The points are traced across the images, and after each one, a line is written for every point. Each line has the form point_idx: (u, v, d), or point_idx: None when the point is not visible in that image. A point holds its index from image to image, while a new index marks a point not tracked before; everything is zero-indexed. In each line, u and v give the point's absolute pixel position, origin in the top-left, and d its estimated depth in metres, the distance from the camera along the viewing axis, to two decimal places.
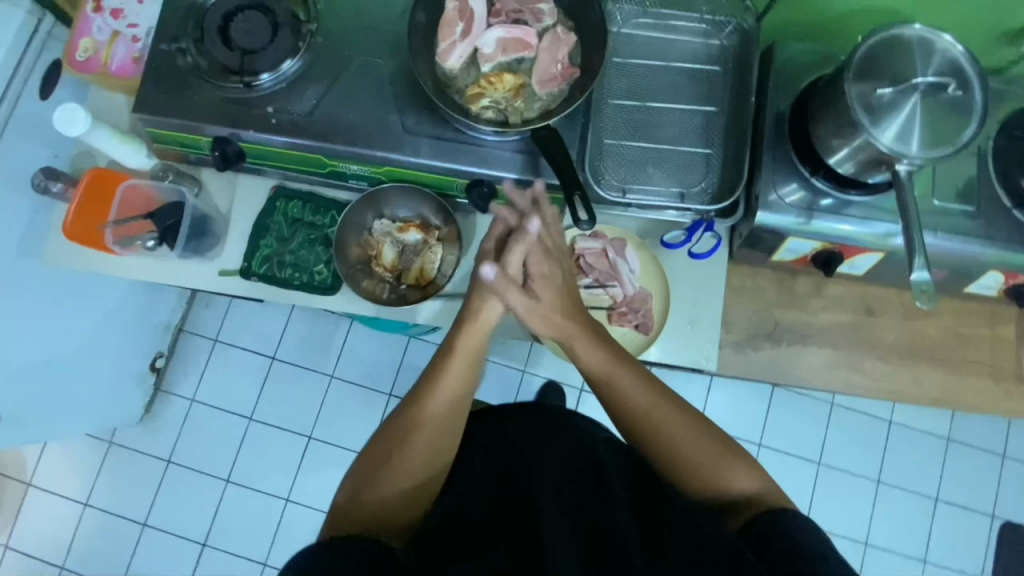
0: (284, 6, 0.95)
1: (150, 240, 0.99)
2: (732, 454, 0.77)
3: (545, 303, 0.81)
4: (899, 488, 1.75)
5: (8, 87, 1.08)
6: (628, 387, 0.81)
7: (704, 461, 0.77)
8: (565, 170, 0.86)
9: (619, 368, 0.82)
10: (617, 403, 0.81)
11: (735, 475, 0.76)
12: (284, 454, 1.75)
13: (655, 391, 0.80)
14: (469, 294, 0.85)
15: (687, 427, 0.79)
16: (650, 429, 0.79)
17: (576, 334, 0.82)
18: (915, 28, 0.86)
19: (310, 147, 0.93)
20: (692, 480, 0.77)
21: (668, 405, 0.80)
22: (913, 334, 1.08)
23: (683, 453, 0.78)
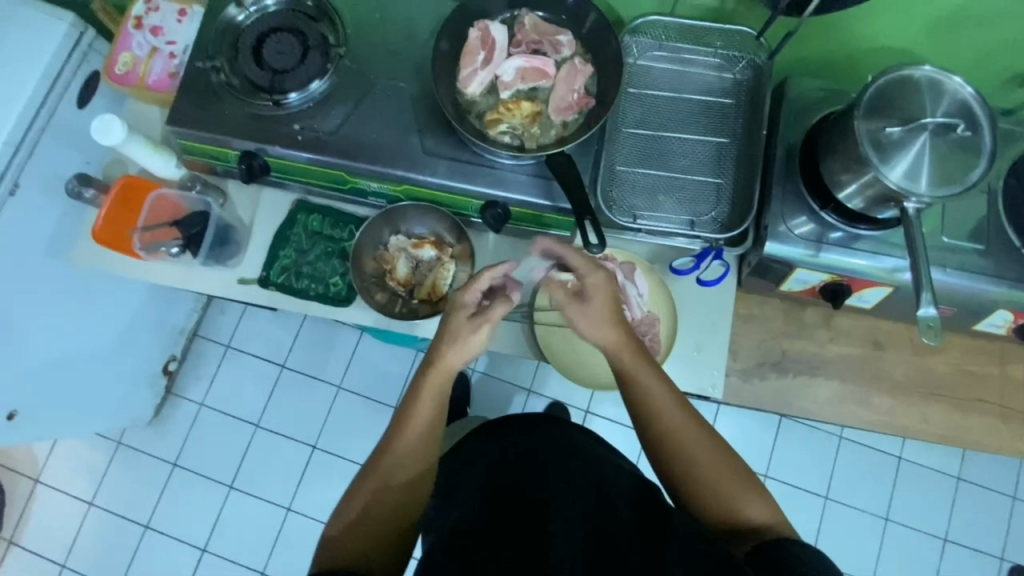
0: (316, 30, 1.00)
1: (174, 247, 1.02)
2: (749, 482, 0.78)
3: (597, 310, 0.83)
4: (907, 526, 1.72)
5: (47, 91, 1.10)
6: (657, 397, 0.81)
7: (720, 484, 0.77)
8: (578, 196, 0.89)
9: (651, 381, 0.81)
10: (649, 418, 0.81)
11: (748, 503, 0.77)
12: (288, 463, 1.76)
13: (685, 410, 0.81)
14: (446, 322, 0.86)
15: (709, 452, 0.79)
16: (673, 448, 0.79)
17: (616, 340, 0.83)
18: (925, 70, 0.88)
19: (333, 164, 0.97)
20: (705, 503, 0.78)
21: (695, 428, 0.80)
22: (921, 370, 1.08)
23: (702, 476, 0.78)
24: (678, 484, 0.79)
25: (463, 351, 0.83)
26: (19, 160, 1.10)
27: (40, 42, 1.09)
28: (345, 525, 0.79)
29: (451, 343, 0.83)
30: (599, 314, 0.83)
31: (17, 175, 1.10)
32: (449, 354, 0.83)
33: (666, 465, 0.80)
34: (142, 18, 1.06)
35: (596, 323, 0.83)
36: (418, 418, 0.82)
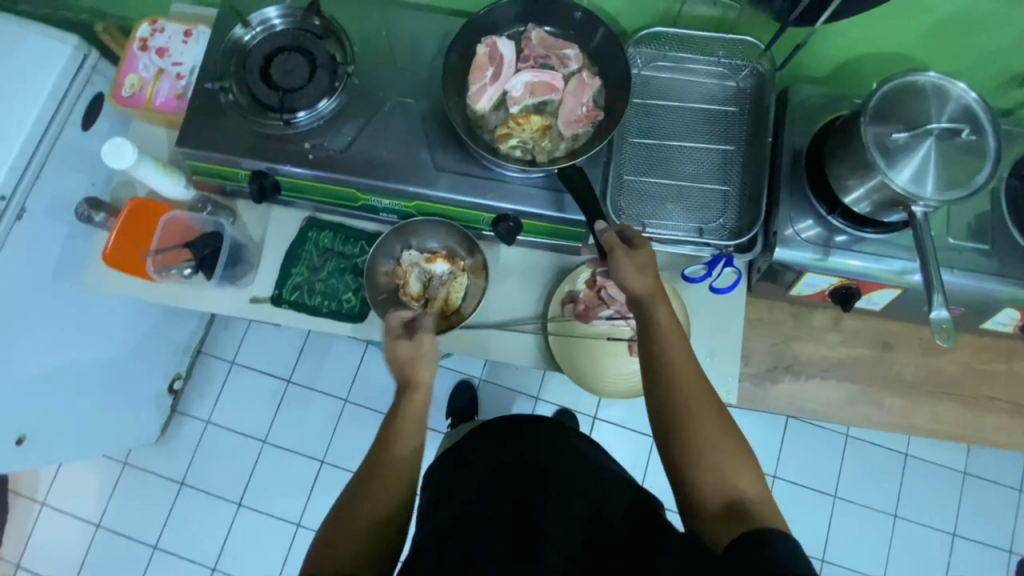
0: (323, 48, 1.00)
1: (187, 268, 1.01)
2: (744, 456, 0.75)
3: (644, 258, 0.85)
4: (916, 523, 1.73)
5: (52, 114, 1.10)
6: (674, 354, 0.80)
7: (718, 452, 0.75)
8: (590, 207, 0.89)
9: (668, 343, 0.81)
10: (658, 374, 0.80)
11: (739, 478, 0.74)
12: (297, 478, 1.75)
13: (694, 371, 0.80)
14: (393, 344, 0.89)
15: (709, 420, 0.76)
16: (675, 408, 0.77)
17: (658, 295, 0.84)
18: (930, 76, 0.89)
19: (344, 182, 0.97)
20: (698, 474, 0.74)
21: (701, 391, 0.78)
22: (931, 369, 1.09)
23: (699, 442, 0.75)
24: (672, 449, 0.77)
25: (429, 364, 0.89)
26: (26, 184, 1.09)
27: (45, 65, 1.09)
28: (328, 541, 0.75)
29: (417, 360, 0.88)
30: (644, 265, 0.84)
31: (23, 199, 1.09)
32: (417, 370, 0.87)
33: (665, 428, 0.78)
34: (148, 39, 1.06)
35: (640, 273, 0.84)
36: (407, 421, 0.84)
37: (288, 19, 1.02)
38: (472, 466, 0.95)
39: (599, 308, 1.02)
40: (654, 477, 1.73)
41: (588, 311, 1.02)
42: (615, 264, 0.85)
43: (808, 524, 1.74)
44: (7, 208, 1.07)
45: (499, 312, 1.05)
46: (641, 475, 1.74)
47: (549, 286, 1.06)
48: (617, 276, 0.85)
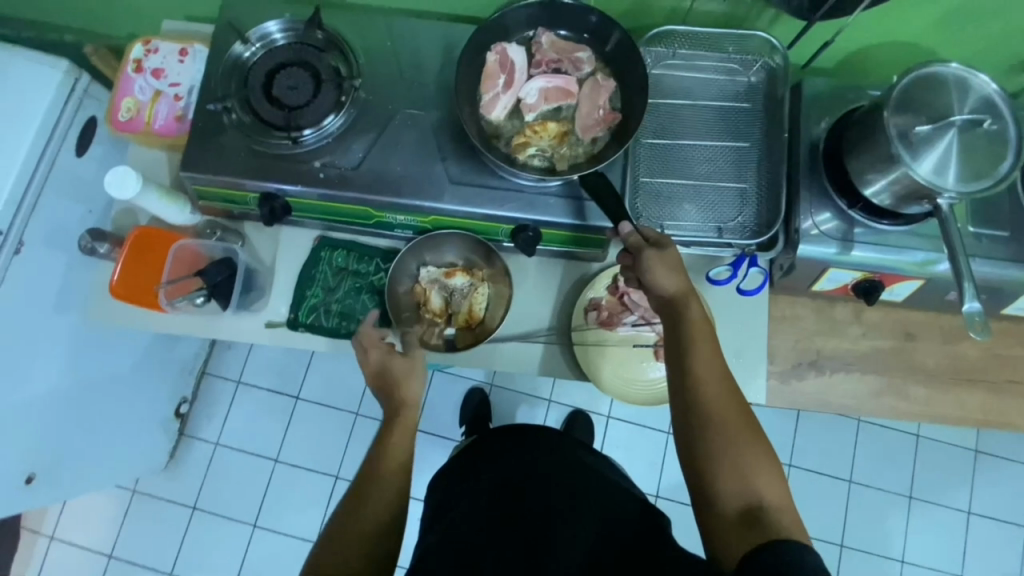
0: (326, 62, 0.97)
1: (199, 297, 0.98)
2: (767, 457, 0.73)
3: (668, 260, 0.82)
4: (932, 503, 1.75)
5: (46, 143, 1.06)
6: (702, 353, 0.78)
7: (742, 457, 0.72)
8: (613, 213, 0.87)
9: (697, 341, 0.78)
10: (685, 370, 0.77)
11: (762, 482, 0.71)
12: (311, 496, 1.72)
13: (722, 371, 0.77)
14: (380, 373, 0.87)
15: (733, 420, 0.74)
16: (697, 404, 0.75)
17: (686, 295, 0.81)
18: (952, 67, 0.89)
19: (357, 200, 0.94)
20: (717, 473, 0.72)
21: (728, 390, 0.76)
22: (954, 357, 1.09)
23: (722, 441, 0.73)
24: (694, 446, 0.74)
25: (418, 380, 0.87)
26: (22, 217, 1.04)
27: (34, 92, 1.05)
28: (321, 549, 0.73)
29: (407, 376, 0.86)
30: (673, 265, 0.82)
31: (21, 233, 1.05)
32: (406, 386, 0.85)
33: (688, 425, 0.75)
34: (142, 60, 1.03)
35: (670, 272, 0.82)
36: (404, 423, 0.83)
37: (289, 33, 0.98)
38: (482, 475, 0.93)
39: (623, 315, 1.01)
40: (672, 473, 1.73)
41: (612, 318, 1.00)
42: (645, 264, 0.82)
43: (826, 510, 1.75)
44: (5, 243, 1.03)
45: (522, 323, 1.03)
46: (659, 472, 1.73)
47: (570, 294, 1.05)
48: (645, 274, 0.83)
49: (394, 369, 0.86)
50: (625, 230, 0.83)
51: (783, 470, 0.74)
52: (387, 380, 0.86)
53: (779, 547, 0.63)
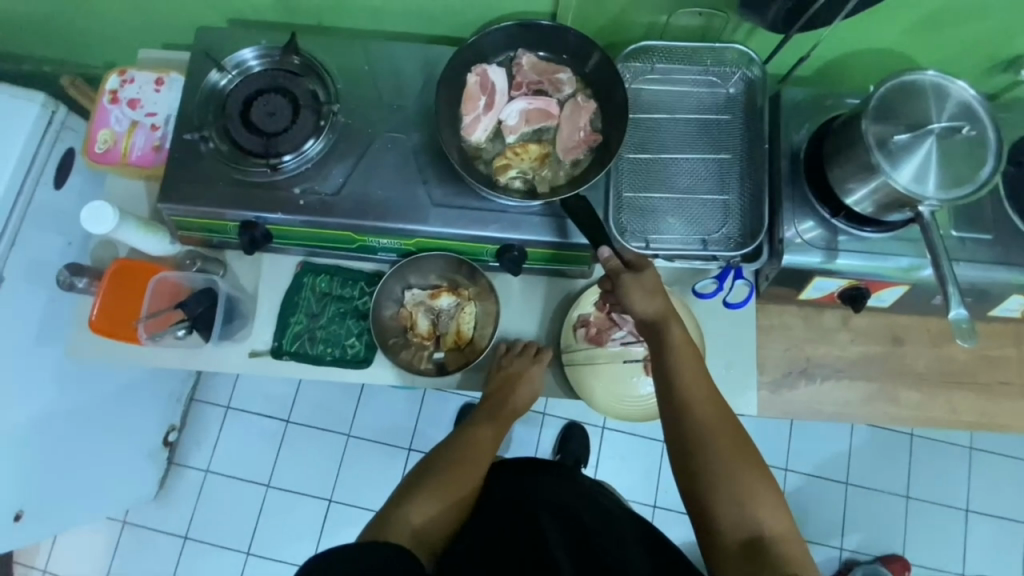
0: (304, 88, 0.96)
1: (181, 329, 0.97)
2: (766, 484, 0.73)
3: (648, 283, 0.82)
4: (929, 502, 1.75)
5: (23, 178, 1.04)
6: (691, 378, 0.78)
7: (741, 484, 0.72)
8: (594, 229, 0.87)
9: (684, 367, 0.78)
10: (680, 404, 0.77)
11: (761, 507, 0.71)
12: (305, 521, 1.70)
13: (711, 394, 0.78)
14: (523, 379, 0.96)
15: (730, 450, 0.74)
16: (693, 436, 0.75)
17: (669, 317, 0.81)
18: (929, 75, 0.89)
19: (340, 226, 0.93)
20: (718, 507, 0.72)
21: (721, 419, 0.76)
22: (943, 360, 1.10)
23: (721, 473, 0.73)
24: (694, 479, 0.74)
25: (528, 401, 0.97)
26: None
27: (9, 126, 1.03)
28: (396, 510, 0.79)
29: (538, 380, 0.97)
30: (651, 288, 0.82)
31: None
32: (522, 399, 0.96)
33: (685, 459, 0.75)
34: (118, 91, 1.01)
35: (645, 294, 0.82)
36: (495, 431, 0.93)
37: (265, 60, 0.98)
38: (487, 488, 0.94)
39: (612, 329, 1.01)
40: (669, 483, 1.72)
41: (600, 333, 1.00)
42: (622, 289, 0.83)
43: (825, 514, 1.75)
44: None
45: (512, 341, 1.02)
46: (656, 482, 1.72)
47: (558, 310, 1.04)
48: (624, 299, 0.83)
49: (527, 376, 0.96)
50: (603, 254, 0.82)
51: (783, 496, 0.73)
52: (508, 383, 0.96)
53: None
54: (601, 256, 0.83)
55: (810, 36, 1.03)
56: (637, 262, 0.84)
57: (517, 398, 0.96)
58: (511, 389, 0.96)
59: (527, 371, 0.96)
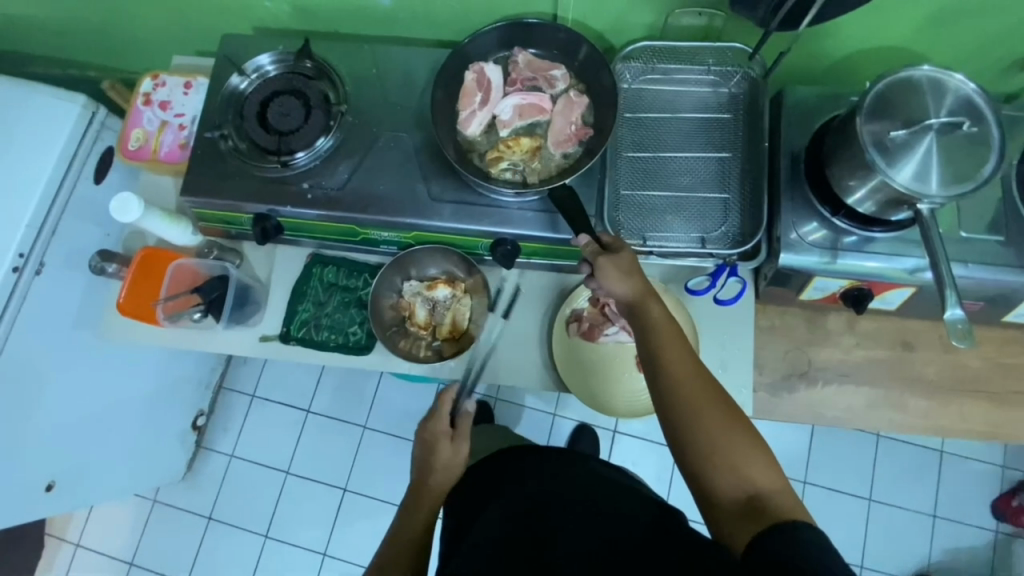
0: (316, 89, 1.03)
1: (196, 313, 1.03)
2: (753, 443, 0.71)
3: (623, 259, 0.84)
4: (958, 523, 1.66)
5: (65, 173, 1.15)
6: (671, 350, 0.77)
7: (731, 446, 0.70)
8: (577, 221, 0.89)
9: (664, 340, 0.78)
10: (664, 377, 0.76)
11: (754, 468, 0.69)
12: (320, 508, 1.76)
13: (693, 363, 0.76)
14: (422, 439, 0.95)
15: (714, 413, 0.72)
16: (677, 405, 0.73)
17: (648, 294, 0.82)
18: (923, 70, 0.88)
19: (344, 218, 0.99)
20: (710, 472, 0.70)
21: (704, 386, 0.74)
22: (955, 367, 1.06)
23: (709, 439, 0.71)
24: (684, 449, 0.72)
25: (445, 468, 0.94)
26: (43, 241, 1.13)
27: (55, 125, 1.14)
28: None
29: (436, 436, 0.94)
30: (628, 268, 0.83)
31: (42, 254, 1.14)
32: (437, 469, 0.94)
33: (673, 432, 0.73)
34: (150, 94, 1.11)
35: (624, 275, 0.83)
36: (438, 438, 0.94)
37: (281, 64, 1.05)
38: (490, 501, 0.92)
39: (604, 325, 1.02)
40: (680, 489, 1.70)
41: (593, 329, 1.02)
42: (599, 269, 0.84)
43: (844, 530, 1.68)
44: (27, 263, 1.12)
45: (506, 334, 1.05)
46: (666, 488, 1.70)
47: (553, 306, 1.06)
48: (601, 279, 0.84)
49: (438, 437, 0.95)
50: (580, 240, 0.85)
51: (771, 453, 0.71)
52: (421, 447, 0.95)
53: (782, 533, 0.61)
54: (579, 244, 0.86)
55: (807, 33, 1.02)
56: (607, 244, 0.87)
57: (431, 457, 0.94)
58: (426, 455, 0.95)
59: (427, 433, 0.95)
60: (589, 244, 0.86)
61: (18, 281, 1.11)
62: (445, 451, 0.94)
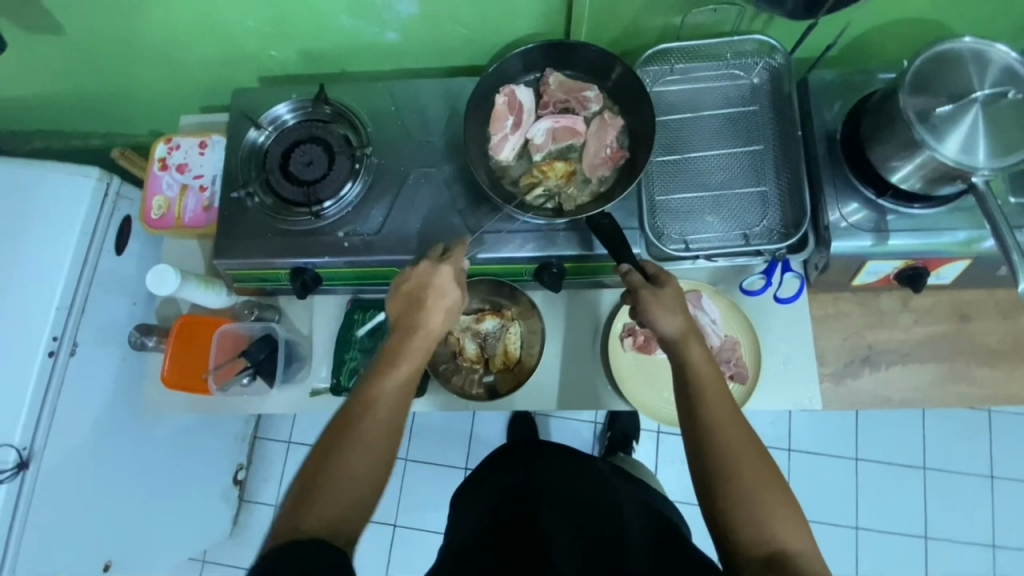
0: (336, 133, 1.01)
1: (245, 376, 1.02)
2: (784, 501, 0.69)
3: (668, 293, 0.81)
4: (1015, 480, 1.64)
5: (87, 248, 1.13)
6: (709, 393, 0.75)
7: (758, 499, 0.69)
8: (616, 241, 0.88)
9: (704, 387, 0.76)
10: (705, 425, 0.74)
11: (780, 525, 0.68)
12: (374, 549, 1.70)
13: (730, 410, 0.75)
14: (423, 277, 0.82)
15: (749, 465, 0.71)
16: (709, 453, 0.72)
17: (688, 333, 0.79)
18: (966, 42, 0.86)
19: (384, 262, 0.97)
20: (734, 523, 0.68)
21: (746, 440, 0.72)
22: (1016, 333, 1.04)
23: (740, 493, 0.69)
24: (713, 495, 0.70)
25: (447, 314, 0.81)
26: (74, 320, 1.11)
27: (72, 202, 1.12)
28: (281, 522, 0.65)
29: (447, 276, 0.81)
30: (674, 304, 0.80)
31: (74, 334, 1.11)
32: (435, 314, 0.79)
33: (705, 477, 0.72)
34: (166, 158, 1.08)
35: (669, 312, 0.79)
36: (445, 283, 0.81)
37: (298, 112, 1.03)
38: (490, 488, 1.00)
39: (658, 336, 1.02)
40: None
41: (648, 342, 1.01)
42: (641, 304, 0.81)
43: (903, 503, 1.65)
44: (61, 345, 1.09)
45: (560, 356, 1.03)
46: None
47: (606, 322, 1.04)
48: (643, 315, 0.81)
49: (434, 287, 0.81)
50: (621, 269, 0.83)
51: (801, 513, 0.70)
52: (417, 294, 0.81)
53: None
54: (623, 274, 0.84)
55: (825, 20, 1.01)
56: (645, 269, 0.85)
57: (431, 306, 0.80)
58: (420, 304, 0.80)
59: (433, 282, 0.81)
60: (627, 274, 0.83)
61: (54, 365, 1.08)
62: (453, 295, 0.81)
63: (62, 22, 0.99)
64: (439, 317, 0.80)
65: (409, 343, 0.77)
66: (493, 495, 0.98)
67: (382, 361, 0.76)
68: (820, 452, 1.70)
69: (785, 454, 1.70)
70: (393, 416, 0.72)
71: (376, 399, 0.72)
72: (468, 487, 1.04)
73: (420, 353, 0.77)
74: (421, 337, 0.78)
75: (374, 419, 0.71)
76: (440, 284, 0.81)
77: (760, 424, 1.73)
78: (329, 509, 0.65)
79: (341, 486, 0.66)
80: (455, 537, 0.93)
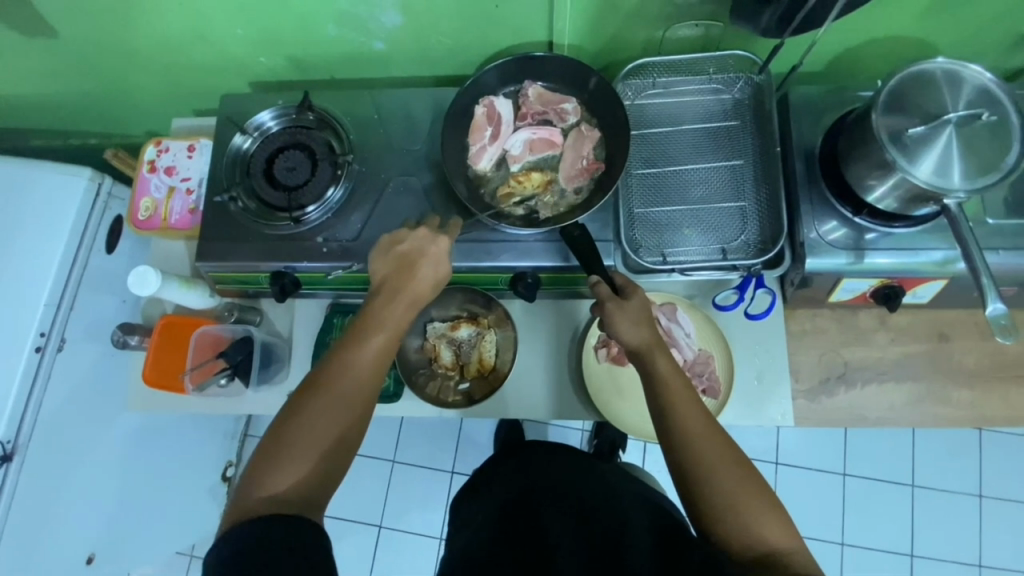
0: (319, 140, 1.02)
1: (223, 377, 1.03)
2: (766, 501, 0.69)
3: (635, 305, 0.82)
4: (1004, 500, 1.63)
5: (77, 247, 1.15)
6: (681, 403, 0.76)
7: (741, 502, 0.69)
8: (587, 255, 0.89)
9: (674, 399, 0.76)
10: (679, 437, 0.74)
11: (766, 526, 0.68)
12: (359, 549, 1.71)
13: (704, 417, 0.75)
14: (412, 248, 0.82)
15: (726, 471, 0.71)
16: (686, 465, 0.72)
17: (654, 346, 0.80)
18: (939, 62, 0.87)
19: (363, 268, 0.98)
20: (719, 531, 0.69)
21: (719, 447, 0.73)
22: (994, 354, 1.04)
23: (720, 500, 0.69)
24: (694, 506, 0.71)
25: (434, 285, 0.81)
26: (62, 317, 1.13)
27: (62, 201, 1.14)
28: (251, 472, 0.67)
29: (439, 250, 0.82)
30: (638, 316, 0.81)
31: (62, 330, 1.13)
32: (422, 284, 0.79)
33: (686, 490, 0.72)
34: (155, 160, 1.10)
35: (633, 324, 0.81)
36: (435, 258, 0.81)
37: (282, 119, 1.05)
38: (491, 492, 1.00)
39: None
40: None
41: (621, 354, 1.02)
42: (608, 319, 0.82)
43: (890, 519, 1.64)
44: (48, 341, 1.11)
45: (535, 365, 1.05)
46: None
47: (580, 332, 1.05)
48: (609, 327, 0.82)
49: (428, 254, 0.81)
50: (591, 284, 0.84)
51: (785, 512, 0.70)
52: (405, 261, 0.81)
53: None
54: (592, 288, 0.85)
55: (804, 37, 1.01)
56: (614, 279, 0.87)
57: (419, 277, 0.80)
58: (411, 268, 0.80)
59: (427, 249, 0.82)
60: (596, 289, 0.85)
61: (41, 360, 1.10)
62: (442, 269, 0.82)
63: (56, 26, 1.01)
64: (426, 289, 0.80)
65: (394, 305, 0.78)
66: (493, 499, 0.98)
67: (360, 324, 0.76)
68: (807, 466, 1.69)
69: (772, 467, 1.69)
70: (369, 383, 0.73)
71: (353, 363, 0.73)
72: (472, 491, 1.04)
73: (404, 316, 0.78)
74: (402, 304, 0.78)
75: (350, 383, 0.72)
76: (429, 257, 0.81)
77: (748, 436, 1.73)
78: (297, 473, 0.67)
79: (311, 449, 0.68)
80: (458, 544, 0.93)
